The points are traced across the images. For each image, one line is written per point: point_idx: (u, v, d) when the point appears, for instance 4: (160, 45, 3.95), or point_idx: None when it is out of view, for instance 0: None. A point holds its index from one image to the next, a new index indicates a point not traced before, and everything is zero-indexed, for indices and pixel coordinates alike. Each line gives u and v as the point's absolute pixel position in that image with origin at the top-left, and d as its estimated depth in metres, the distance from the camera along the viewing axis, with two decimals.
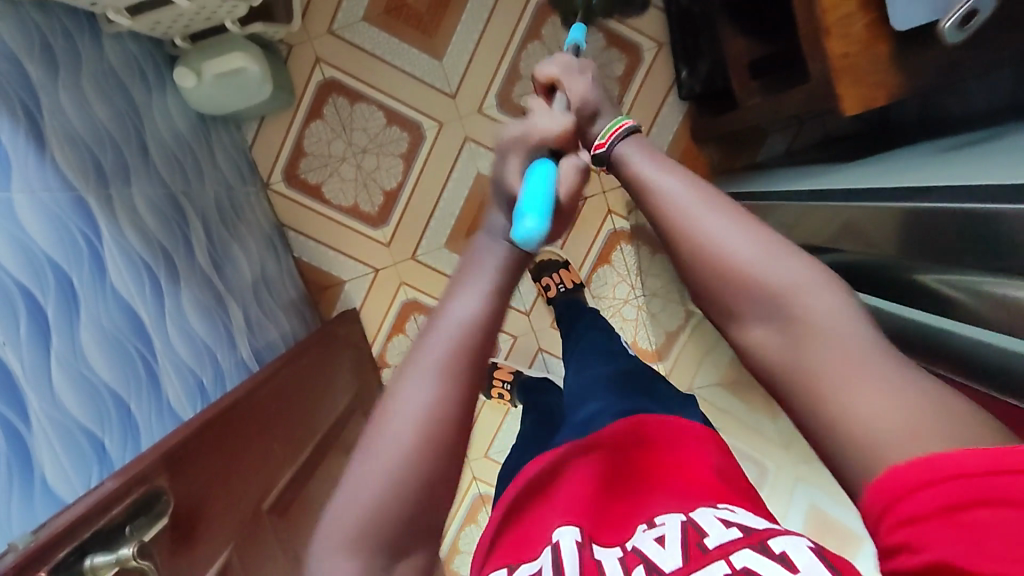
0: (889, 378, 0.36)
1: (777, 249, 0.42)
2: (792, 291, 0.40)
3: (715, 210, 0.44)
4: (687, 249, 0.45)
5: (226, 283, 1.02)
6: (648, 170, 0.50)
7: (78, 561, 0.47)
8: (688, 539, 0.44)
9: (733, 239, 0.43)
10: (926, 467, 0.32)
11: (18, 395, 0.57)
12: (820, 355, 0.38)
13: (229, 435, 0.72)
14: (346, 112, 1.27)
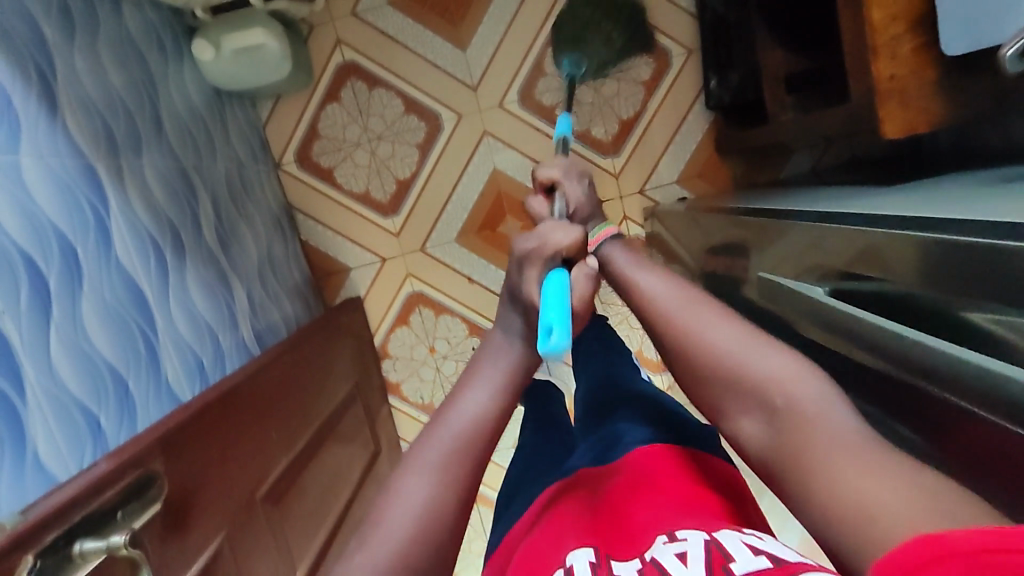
0: (873, 458, 0.35)
1: (752, 337, 0.45)
2: (770, 377, 0.42)
3: (699, 309, 0.49)
4: (677, 341, 0.48)
5: (232, 262, 1.00)
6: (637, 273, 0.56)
7: (67, 545, 0.45)
8: (712, 561, 0.41)
9: (714, 330, 0.47)
10: (935, 544, 0.28)
11: (14, 365, 0.55)
12: (798, 435, 0.39)
13: (226, 421, 0.70)
14: (364, 97, 1.24)
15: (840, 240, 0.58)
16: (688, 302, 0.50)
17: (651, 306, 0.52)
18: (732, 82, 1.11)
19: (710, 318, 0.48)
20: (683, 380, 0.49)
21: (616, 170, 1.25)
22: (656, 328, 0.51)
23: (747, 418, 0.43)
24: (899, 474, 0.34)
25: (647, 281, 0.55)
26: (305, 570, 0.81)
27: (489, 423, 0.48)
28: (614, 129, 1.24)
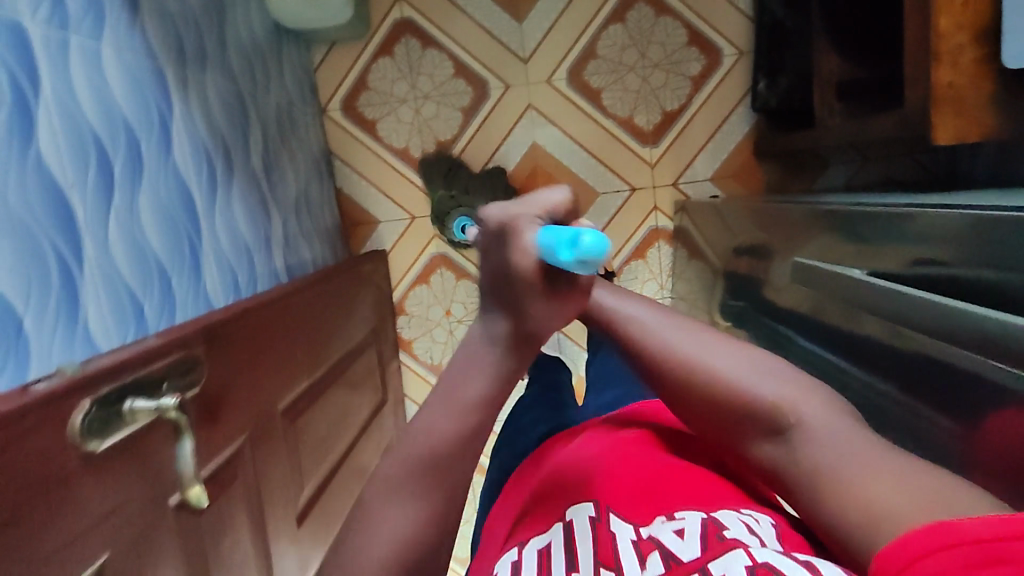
0: (886, 466, 0.38)
1: (748, 356, 0.48)
2: (779, 398, 0.45)
3: (692, 336, 0.51)
4: (681, 368, 0.49)
5: (272, 192, 1.02)
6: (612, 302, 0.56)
7: (118, 401, 0.47)
8: (707, 531, 0.42)
9: (719, 357, 0.48)
10: (946, 531, 0.32)
11: (76, 237, 0.57)
12: (810, 454, 0.42)
13: (260, 330, 0.73)
14: (416, 55, 1.26)
15: (880, 228, 0.60)
16: (675, 327, 0.52)
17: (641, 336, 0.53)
18: (781, 87, 1.13)
19: (703, 340, 0.50)
20: (692, 408, 0.49)
21: (652, 160, 1.27)
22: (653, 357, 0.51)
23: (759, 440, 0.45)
24: (910, 477, 0.37)
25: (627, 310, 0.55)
26: (310, 493, 0.83)
27: (462, 444, 0.42)
28: (657, 120, 1.26)
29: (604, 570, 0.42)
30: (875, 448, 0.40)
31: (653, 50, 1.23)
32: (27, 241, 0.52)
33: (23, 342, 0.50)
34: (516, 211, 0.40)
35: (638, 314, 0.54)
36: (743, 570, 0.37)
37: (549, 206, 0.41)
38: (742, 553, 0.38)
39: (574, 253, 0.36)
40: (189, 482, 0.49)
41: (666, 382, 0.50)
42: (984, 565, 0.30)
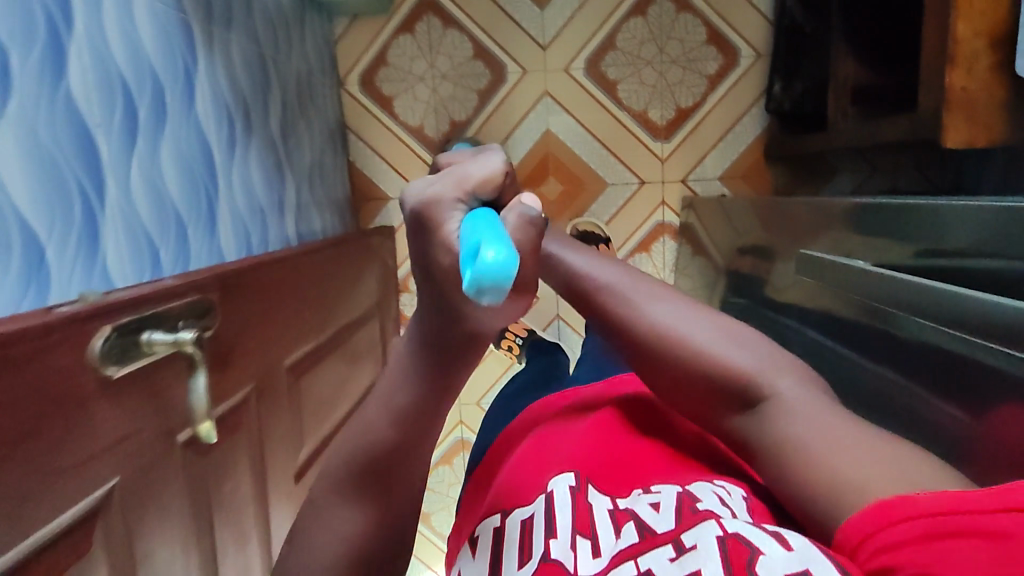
0: (852, 435, 0.40)
1: (723, 328, 0.49)
2: (755, 370, 0.46)
3: (668, 304, 0.51)
4: (659, 336, 0.49)
5: (288, 157, 1.03)
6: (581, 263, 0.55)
7: (136, 332, 0.48)
8: (682, 506, 0.43)
9: (696, 328, 0.49)
10: (908, 504, 0.33)
11: (100, 177, 0.58)
12: (782, 426, 0.43)
13: (270, 285, 0.74)
14: (437, 34, 1.27)
15: (888, 222, 0.61)
16: (647, 292, 0.52)
17: (616, 302, 0.52)
18: (795, 90, 1.14)
19: (677, 309, 0.50)
20: (668, 377, 0.49)
21: (663, 155, 1.29)
22: (629, 324, 0.51)
23: (732, 412, 0.46)
24: (881, 451, 0.38)
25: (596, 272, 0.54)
26: (308, 453, 0.85)
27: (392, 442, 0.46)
28: (671, 116, 1.27)
29: (580, 538, 0.43)
30: (845, 422, 0.42)
31: (671, 46, 1.25)
32: (53, 174, 0.53)
33: (44, 272, 0.51)
34: (436, 189, 0.39)
35: (605, 274, 0.53)
36: (714, 541, 0.37)
37: (470, 179, 0.39)
38: (714, 525, 0.39)
39: (470, 278, 0.32)
40: (200, 416, 0.50)
41: (641, 350, 0.50)
42: (941, 535, 0.31)
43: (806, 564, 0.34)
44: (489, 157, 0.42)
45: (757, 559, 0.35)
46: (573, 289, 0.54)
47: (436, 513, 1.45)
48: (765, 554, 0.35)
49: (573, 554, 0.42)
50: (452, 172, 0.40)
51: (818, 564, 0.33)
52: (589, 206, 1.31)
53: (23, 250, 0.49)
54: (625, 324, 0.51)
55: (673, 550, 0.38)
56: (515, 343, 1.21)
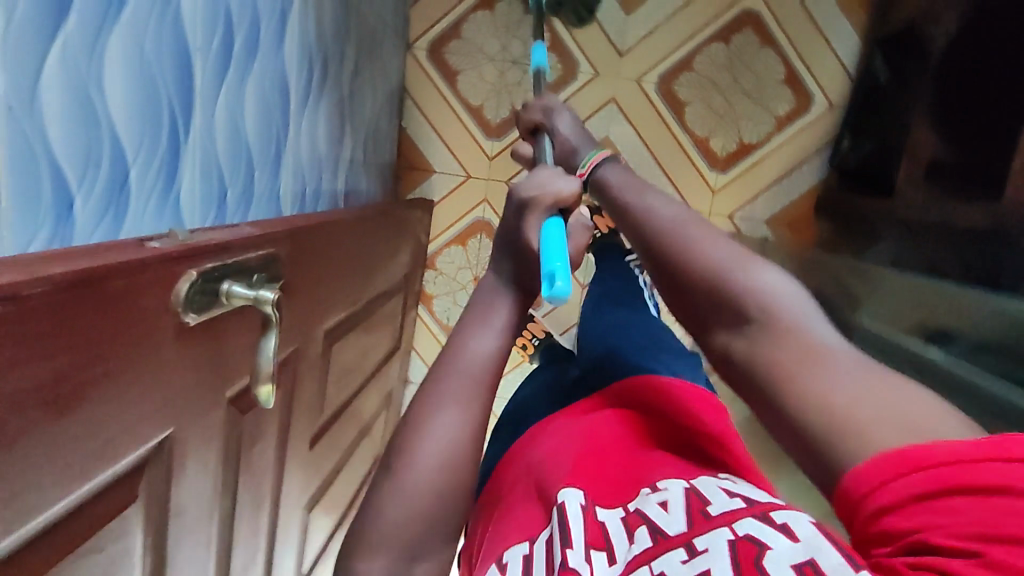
0: (859, 379, 0.36)
1: (738, 252, 0.45)
2: (761, 293, 0.42)
3: (689, 223, 0.48)
4: (670, 251, 0.47)
5: (350, 114, 0.99)
6: (623, 188, 0.55)
7: (218, 281, 0.45)
8: (692, 506, 0.42)
9: (709, 246, 0.46)
10: (905, 459, 0.33)
11: (189, 106, 0.55)
12: (776, 355, 0.40)
13: (330, 245, 0.72)
14: (516, 17, 1.22)
15: None
16: (690, 216, 0.49)
17: (639, 217, 0.51)
18: (863, 150, 1.15)
19: (715, 234, 0.48)
20: (671, 293, 0.47)
21: (715, 187, 1.28)
22: (645, 239, 0.50)
23: (727, 333, 0.43)
24: (889, 401, 0.35)
25: (631, 194, 0.53)
26: (324, 419, 0.83)
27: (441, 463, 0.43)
28: (732, 149, 1.26)
29: (595, 551, 0.42)
30: (866, 366, 0.37)
31: (747, 79, 1.23)
32: (151, 92, 0.49)
33: (124, 195, 0.48)
34: (532, 194, 0.54)
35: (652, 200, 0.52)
36: (726, 545, 0.38)
37: (560, 195, 0.54)
38: (726, 530, 0.39)
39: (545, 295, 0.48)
40: (262, 379, 0.49)
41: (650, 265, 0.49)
42: (933, 496, 0.31)
43: (811, 554, 0.36)
44: (567, 177, 0.56)
45: (765, 554, 0.36)
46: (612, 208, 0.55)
47: None
48: (773, 549, 0.37)
49: (589, 565, 0.40)
50: (540, 183, 0.55)
51: (822, 553, 0.35)
52: None
53: (110, 168, 0.46)
54: (648, 237, 0.49)
55: (685, 553, 0.39)
56: (530, 343, 1.20)
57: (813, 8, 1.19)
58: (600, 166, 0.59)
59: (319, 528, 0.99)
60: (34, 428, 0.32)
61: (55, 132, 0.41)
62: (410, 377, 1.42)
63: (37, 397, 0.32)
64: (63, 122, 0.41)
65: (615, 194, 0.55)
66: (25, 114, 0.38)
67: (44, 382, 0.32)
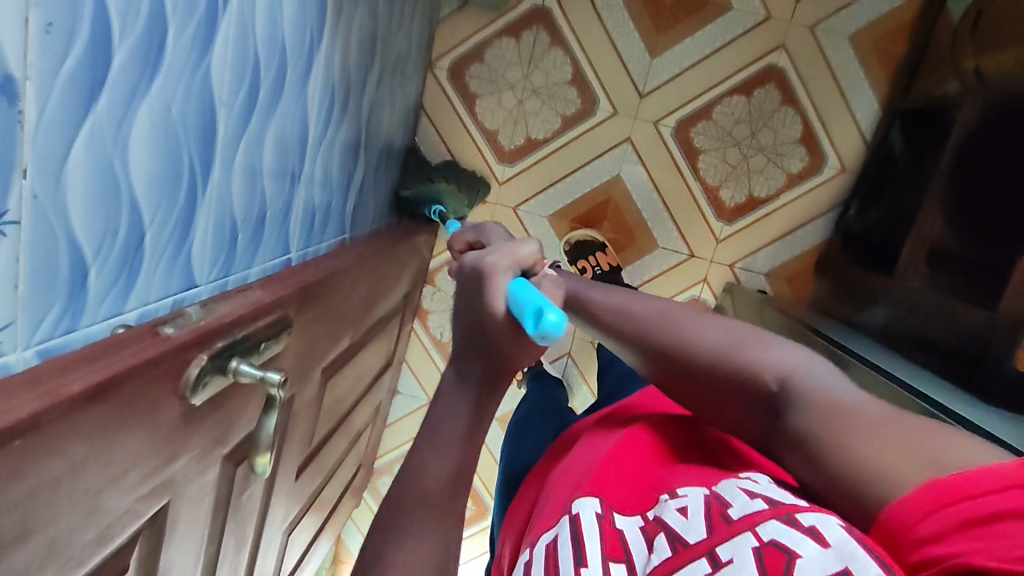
0: (892, 428, 0.40)
1: (736, 330, 0.52)
2: (776, 365, 0.48)
3: (685, 315, 0.56)
4: (686, 345, 0.53)
5: (366, 139, 1.00)
6: (601, 293, 0.62)
7: (228, 358, 0.46)
8: (711, 511, 0.42)
9: (711, 331, 0.53)
10: (940, 490, 0.35)
11: (210, 160, 0.55)
12: (796, 416, 0.45)
13: (335, 289, 0.72)
14: (541, 48, 1.21)
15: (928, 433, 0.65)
16: (650, 304, 0.58)
17: (637, 315, 0.58)
18: (871, 217, 1.17)
19: (674, 311, 0.57)
20: (699, 380, 0.52)
21: (719, 236, 1.29)
22: (653, 335, 0.55)
23: (770, 409, 0.47)
24: (884, 430, 0.40)
25: (614, 298, 0.61)
26: (314, 446, 0.84)
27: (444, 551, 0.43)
28: (741, 200, 1.27)
29: (613, 562, 0.42)
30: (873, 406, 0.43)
31: (764, 134, 1.23)
32: (174, 154, 0.49)
33: (137, 257, 0.48)
34: (493, 260, 0.50)
35: (617, 302, 0.60)
36: (751, 554, 0.36)
37: (520, 257, 0.52)
38: (750, 535, 0.38)
39: (538, 325, 0.42)
40: (260, 450, 0.52)
41: (663, 354, 0.54)
42: (979, 520, 0.33)
43: (845, 563, 0.34)
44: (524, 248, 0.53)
45: (795, 564, 0.35)
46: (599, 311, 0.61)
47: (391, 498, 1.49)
48: (803, 557, 0.35)
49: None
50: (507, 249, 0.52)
51: (858, 562, 0.34)
52: (634, 261, 1.31)
53: (127, 233, 0.46)
54: (657, 330, 0.55)
55: (708, 566, 0.37)
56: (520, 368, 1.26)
57: (837, 73, 1.21)
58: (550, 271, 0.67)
59: (297, 543, 1.00)
60: (36, 531, 0.32)
61: (76, 208, 0.41)
62: (399, 388, 1.43)
63: (43, 503, 0.32)
64: (85, 198, 0.41)
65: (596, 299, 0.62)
66: (49, 198, 0.38)
67: (49, 488, 0.32)
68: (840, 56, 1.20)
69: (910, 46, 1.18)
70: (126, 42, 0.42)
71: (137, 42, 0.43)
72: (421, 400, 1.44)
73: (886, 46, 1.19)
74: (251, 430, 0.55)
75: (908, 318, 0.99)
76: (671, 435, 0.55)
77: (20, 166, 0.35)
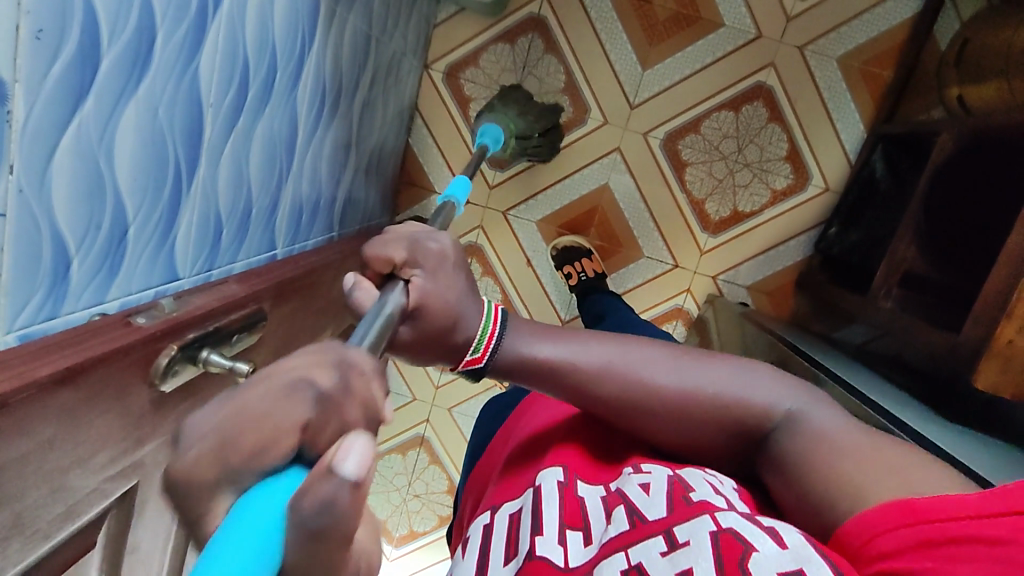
0: (871, 443, 0.44)
1: (716, 366, 0.51)
2: (765, 400, 0.49)
3: (671, 364, 0.51)
4: (693, 403, 0.49)
5: (359, 139, 1.02)
6: (568, 350, 0.52)
7: (198, 348, 0.48)
8: (673, 492, 0.45)
9: (704, 376, 0.50)
10: (904, 512, 0.38)
11: (196, 157, 0.57)
12: (786, 446, 0.47)
13: (314, 285, 0.75)
14: (535, 55, 1.24)
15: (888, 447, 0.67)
16: (619, 352, 0.52)
17: (626, 373, 0.51)
18: (850, 238, 1.19)
19: (647, 358, 0.52)
20: (707, 431, 0.50)
21: (704, 247, 1.31)
22: (655, 394, 0.50)
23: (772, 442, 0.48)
24: (862, 454, 0.43)
25: (587, 355, 0.52)
26: None
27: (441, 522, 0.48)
28: (725, 214, 1.29)
29: (570, 530, 0.47)
30: (839, 419, 0.48)
31: (751, 150, 1.26)
32: (159, 151, 0.52)
33: (120, 250, 0.51)
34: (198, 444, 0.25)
35: (588, 358, 0.52)
36: (708, 537, 0.40)
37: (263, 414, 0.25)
38: (709, 520, 0.41)
39: None
40: None
41: (669, 414, 0.50)
42: (938, 542, 0.36)
43: (800, 565, 0.37)
44: (294, 396, 0.26)
45: (749, 557, 0.38)
46: (577, 379, 0.51)
47: (374, 494, 1.52)
48: (759, 551, 0.38)
49: (564, 547, 0.45)
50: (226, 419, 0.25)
51: (813, 564, 0.37)
52: (619, 269, 1.33)
53: (110, 227, 0.49)
54: (657, 390, 0.50)
55: (664, 544, 0.41)
56: None
57: (823, 92, 1.23)
58: (494, 350, 0.51)
59: None
60: (3, 505, 0.34)
61: (62, 203, 0.43)
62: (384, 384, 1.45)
63: (14, 477, 0.34)
64: (70, 192, 0.44)
65: (568, 364, 0.51)
66: (34, 193, 0.40)
67: (20, 464, 0.34)
68: (827, 77, 1.23)
69: (895, 71, 1.20)
70: (114, 47, 0.44)
71: (125, 46, 0.45)
72: (405, 396, 1.46)
73: (871, 69, 1.22)
74: None
75: (879, 338, 1.00)
76: None
77: (7, 163, 0.38)
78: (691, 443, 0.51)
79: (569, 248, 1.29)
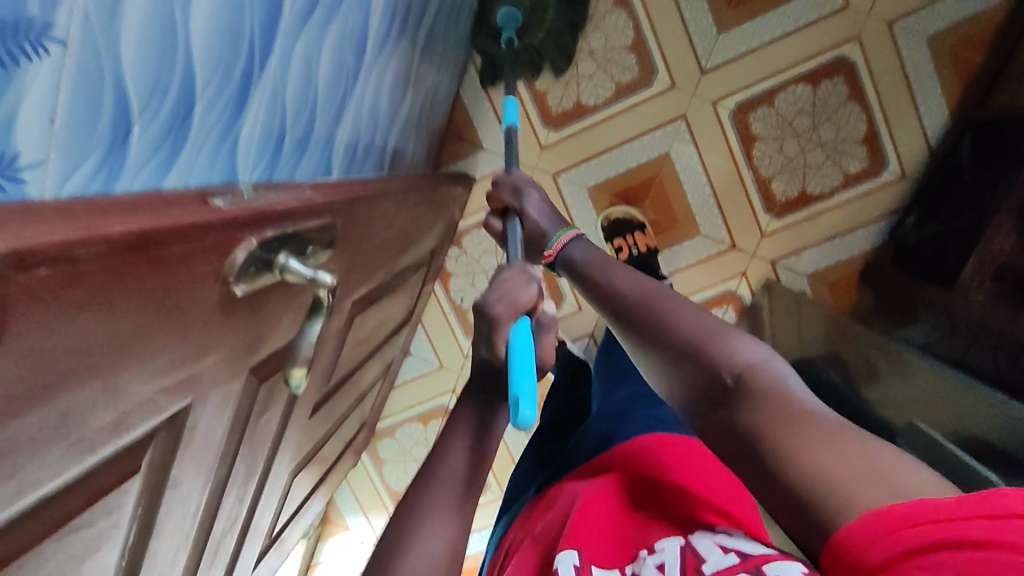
0: (852, 445, 0.39)
1: (716, 325, 0.51)
2: (740, 361, 0.47)
3: (675, 299, 0.54)
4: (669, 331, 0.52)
5: (418, 73, 0.94)
6: (604, 269, 0.62)
7: (275, 251, 0.41)
8: (686, 565, 0.47)
9: (695, 322, 0.52)
10: (885, 520, 0.35)
11: (271, 38, 0.50)
12: (737, 405, 0.45)
13: (378, 216, 0.67)
14: (604, 7, 1.15)
15: None
16: (645, 276, 0.59)
17: (631, 294, 0.57)
18: (928, 229, 1.11)
19: (662, 288, 0.57)
20: (674, 364, 0.51)
21: (765, 229, 1.24)
22: (646, 313, 0.55)
23: (724, 397, 0.46)
24: (838, 439, 0.40)
25: (614, 277, 0.61)
26: (332, 384, 0.80)
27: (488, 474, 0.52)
28: (792, 196, 1.21)
29: None
30: (833, 421, 0.42)
31: (825, 128, 1.18)
32: (235, 18, 0.44)
33: (184, 128, 0.43)
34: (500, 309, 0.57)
35: (616, 270, 0.61)
36: None
37: (519, 299, 0.58)
38: None
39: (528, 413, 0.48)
40: (297, 362, 0.45)
41: (646, 333, 0.54)
42: (926, 550, 0.34)
43: None
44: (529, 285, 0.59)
45: None
46: (598, 288, 0.61)
47: (390, 465, 1.45)
48: None
49: None
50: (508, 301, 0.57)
51: None
52: (671, 246, 1.26)
53: (177, 95, 0.41)
54: (652, 311, 0.54)
55: None
56: None
57: (909, 73, 1.14)
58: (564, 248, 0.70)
59: (296, 492, 0.97)
60: (49, 397, 0.27)
61: (129, 48, 0.35)
62: (411, 349, 1.38)
63: (61, 361, 0.27)
64: (140, 40, 0.36)
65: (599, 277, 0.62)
66: (100, 25, 0.33)
67: (72, 345, 0.27)
68: (916, 57, 1.14)
69: (990, 54, 1.10)
70: None
71: None
72: (432, 364, 1.39)
73: (962, 51, 1.12)
74: (283, 342, 0.50)
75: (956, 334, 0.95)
76: (650, 492, 0.61)
77: None
78: (665, 377, 0.52)
79: (622, 219, 1.22)
